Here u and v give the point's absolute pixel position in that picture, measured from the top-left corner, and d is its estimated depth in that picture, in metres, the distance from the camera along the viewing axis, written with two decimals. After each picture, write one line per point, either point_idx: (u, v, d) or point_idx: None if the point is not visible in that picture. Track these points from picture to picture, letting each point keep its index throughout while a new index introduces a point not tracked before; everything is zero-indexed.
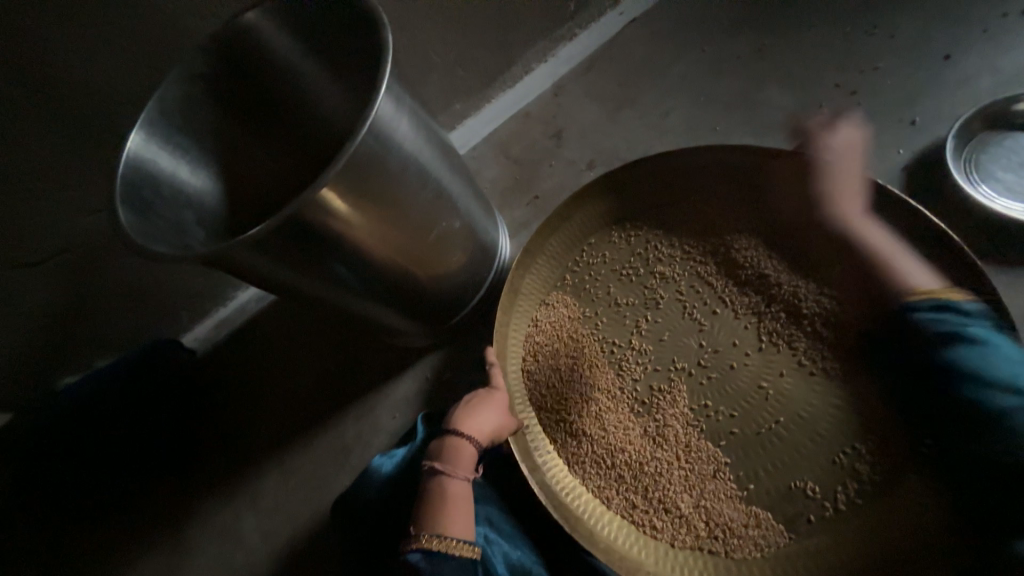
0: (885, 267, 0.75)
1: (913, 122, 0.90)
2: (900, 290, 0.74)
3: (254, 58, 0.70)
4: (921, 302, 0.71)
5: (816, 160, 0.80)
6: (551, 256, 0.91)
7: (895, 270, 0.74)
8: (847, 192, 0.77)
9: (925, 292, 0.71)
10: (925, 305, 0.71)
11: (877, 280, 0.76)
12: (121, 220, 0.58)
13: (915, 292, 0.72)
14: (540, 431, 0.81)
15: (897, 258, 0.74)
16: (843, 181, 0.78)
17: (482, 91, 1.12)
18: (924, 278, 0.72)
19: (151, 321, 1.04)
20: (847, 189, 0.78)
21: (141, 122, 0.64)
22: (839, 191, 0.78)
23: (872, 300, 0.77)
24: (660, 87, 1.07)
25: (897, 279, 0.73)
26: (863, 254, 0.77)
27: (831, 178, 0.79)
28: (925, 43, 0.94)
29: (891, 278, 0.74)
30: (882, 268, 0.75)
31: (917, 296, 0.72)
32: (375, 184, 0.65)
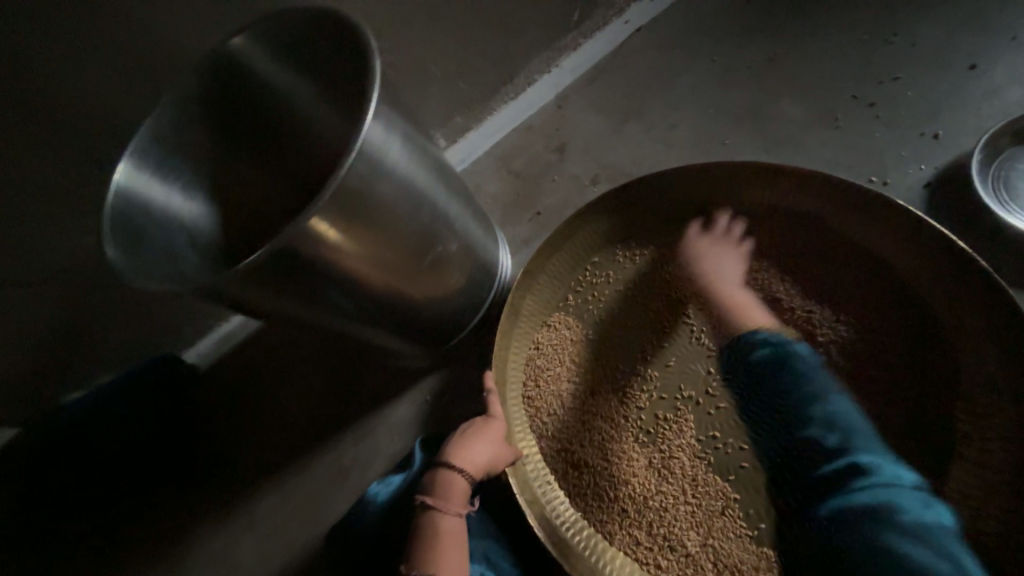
0: (739, 312, 0.78)
1: (936, 136, 0.85)
2: (740, 327, 0.77)
3: (245, 82, 0.68)
4: (749, 334, 0.76)
5: (697, 254, 0.82)
6: (553, 276, 0.88)
7: (747, 315, 0.77)
8: (713, 260, 0.81)
9: (768, 328, 0.76)
10: (762, 354, 0.73)
11: (725, 321, 0.78)
12: (109, 254, 0.57)
13: (766, 325, 0.76)
14: (540, 461, 0.77)
15: (752, 308, 0.78)
16: (729, 264, 0.81)
17: (483, 103, 1.09)
18: (766, 319, 0.77)
19: (150, 340, 1.03)
20: (731, 265, 0.81)
21: (130, 152, 0.63)
22: (709, 257, 0.81)
23: (720, 326, 0.79)
24: (667, 98, 1.03)
25: (751, 319, 0.77)
26: (719, 304, 0.79)
27: (713, 256, 0.81)
28: (949, 52, 0.89)
29: (741, 321, 0.77)
30: (735, 316, 0.78)
31: (766, 329, 0.75)
32: (367, 211, 0.62)
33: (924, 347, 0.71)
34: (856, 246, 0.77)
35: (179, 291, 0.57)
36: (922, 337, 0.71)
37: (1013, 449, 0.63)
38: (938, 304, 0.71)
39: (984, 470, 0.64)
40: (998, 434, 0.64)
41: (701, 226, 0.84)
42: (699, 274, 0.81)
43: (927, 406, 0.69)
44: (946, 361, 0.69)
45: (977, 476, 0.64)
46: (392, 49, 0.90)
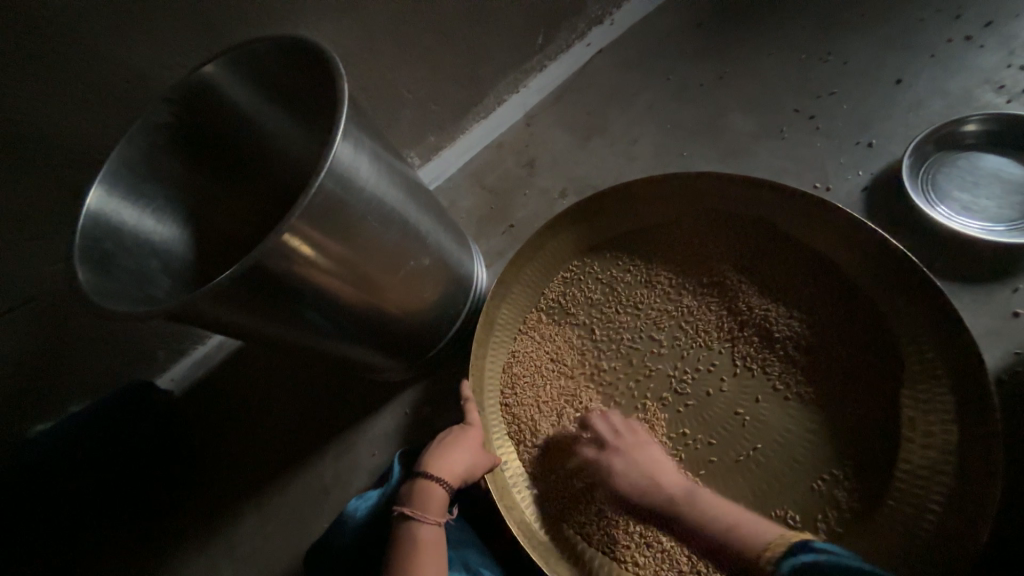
0: (734, 531, 0.63)
1: (870, 144, 0.92)
2: (750, 552, 0.60)
3: (217, 107, 0.70)
4: (776, 562, 0.56)
5: (626, 447, 0.76)
6: (526, 285, 0.91)
7: (740, 531, 0.62)
8: (643, 468, 0.73)
9: (773, 547, 0.58)
10: (789, 573, 0.54)
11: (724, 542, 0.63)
12: (80, 277, 0.57)
13: (770, 546, 0.58)
14: (519, 466, 0.80)
15: (739, 519, 0.64)
16: (650, 456, 0.75)
17: (454, 123, 1.13)
18: (771, 529, 0.61)
19: (122, 366, 1.02)
20: (665, 467, 0.74)
21: (102, 175, 0.64)
22: (631, 458, 0.74)
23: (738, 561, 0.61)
24: (629, 114, 1.09)
25: (753, 533, 0.61)
26: (705, 536, 0.66)
27: (636, 460, 0.74)
28: (877, 68, 0.98)
29: (737, 542, 0.62)
30: (713, 537, 0.65)
31: (773, 552, 0.57)
32: (339, 227, 0.64)
33: (871, 339, 0.76)
34: (805, 246, 0.83)
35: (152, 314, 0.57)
36: (869, 329, 0.76)
37: (953, 431, 0.67)
38: (881, 298, 0.76)
39: (928, 450, 0.68)
40: (939, 418, 0.69)
41: (602, 415, 0.80)
42: (637, 484, 0.73)
43: (876, 394, 0.73)
44: (889, 351, 0.74)
45: (922, 455, 0.68)
46: (364, 73, 0.94)
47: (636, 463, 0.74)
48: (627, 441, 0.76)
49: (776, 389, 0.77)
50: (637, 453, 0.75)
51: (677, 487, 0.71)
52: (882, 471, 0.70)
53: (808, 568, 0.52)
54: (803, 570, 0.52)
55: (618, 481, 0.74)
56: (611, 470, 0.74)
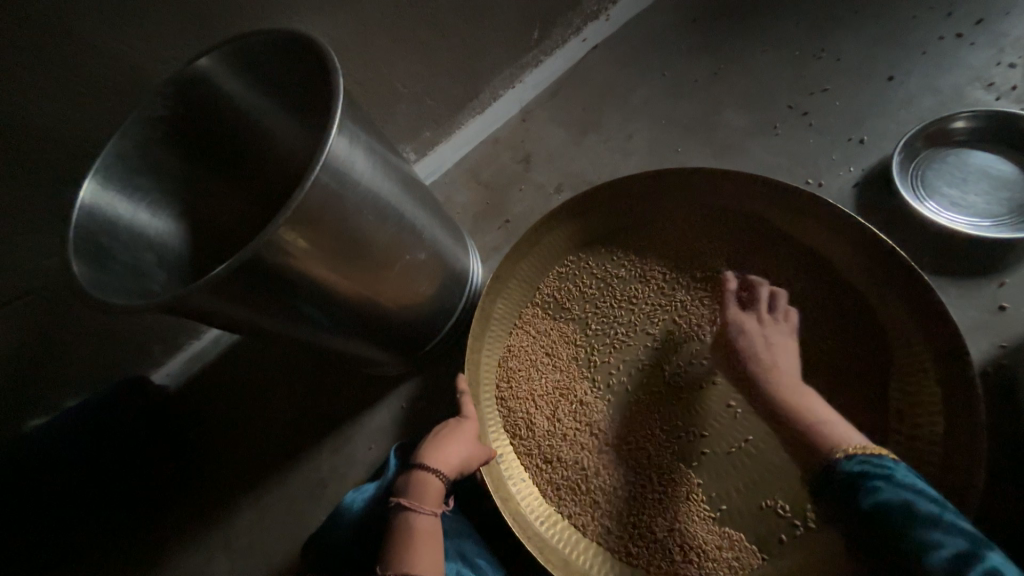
0: (813, 431, 0.65)
1: (862, 141, 0.93)
2: (825, 447, 0.63)
3: (211, 100, 0.70)
4: (848, 457, 0.60)
5: (765, 335, 0.75)
6: (522, 281, 0.92)
7: (826, 431, 0.64)
8: (777, 351, 0.73)
9: (857, 450, 0.61)
10: (852, 469, 0.58)
11: (797, 430, 0.66)
12: (74, 269, 0.57)
13: (853, 446, 0.62)
14: (515, 459, 0.81)
15: (830, 421, 0.65)
16: (785, 354, 0.73)
17: (451, 118, 1.13)
18: (853, 437, 0.63)
19: (117, 361, 1.01)
20: (788, 359, 0.73)
21: (96, 168, 0.63)
22: (762, 343, 0.74)
23: (799, 447, 0.65)
24: (624, 110, 1.09)
25: (833, 434, 0.64)
26: (784, 411, 0.68)
27: (769, 343, 0.74)
28: (870, 65, 0.99)
29: (814, 438, 0.64)
30: (795, 414, 0.67)
31: (854, 450, 0.61)
32: (335, 221, 0.64)
33: (861, 333, 0.77)
34: (797, 242, 0.83)
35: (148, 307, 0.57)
36: (859, 323, 0.78)
37: (940, 422, 0.69)
38: (870, 293, 0.78)
39: (915, 440, 0.70)
40: (926, 410, 0.70)
41: (741, 308, 0.79)
42: (766, 369, 0.72)
43: (865, 387, 0.75)
44: (878, 345, 0.76)
45: (909, 446, 0.70)
46: (360, 68, 0.93)
47: (773, 347, 0.74)
48: (773, 318, 0.77)
49: None
50: (780, 332, 0.75)
51: (795, 376, 0.71)
52: None
53: (879, 476, 0.56)
54: (868, 475, 0.57)
55: (745, 354, 0.74)
56: (763, 338, 0.75)
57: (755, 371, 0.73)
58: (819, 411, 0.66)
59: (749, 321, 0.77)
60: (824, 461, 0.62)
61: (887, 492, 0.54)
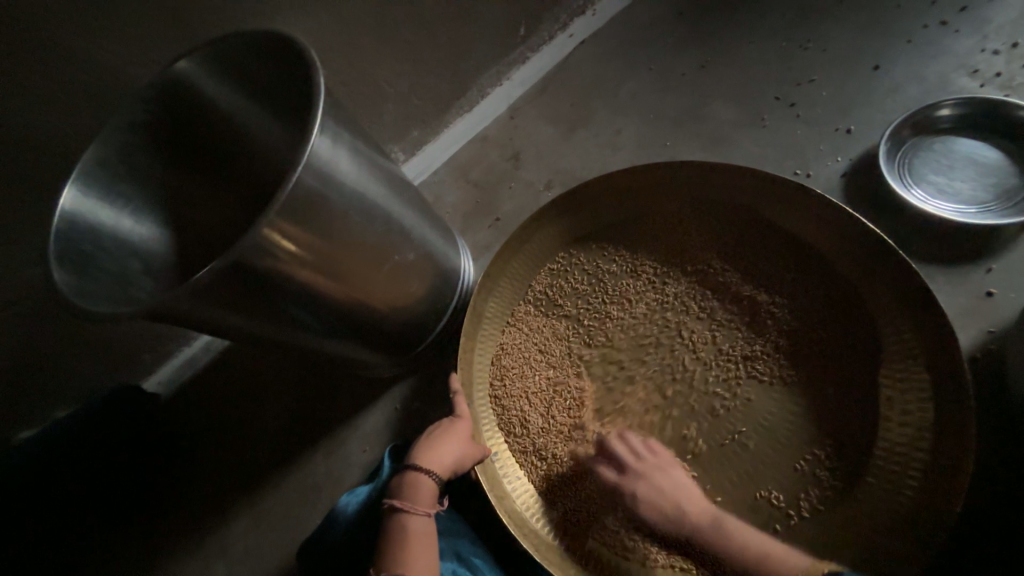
0: (767, 565, 0.63)
1: (849, 130, 0.93)
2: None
3: (193, 103, 0.69)
4: None
5: (647, 464, 0.74)
6: (512, 278, 0.91)
7: (780, 562, 0.63)
8: (669, 485, 0.72)
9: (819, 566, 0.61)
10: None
11: (742, 566, 0.65)
12: (57, 277, 0.56)
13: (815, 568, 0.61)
14: (509, 457, 0.81)
15: (765, 544, 0.65)
16: (670, 479, 0.73)
17: (438, 117, 1.12)
18: (803, 556, 0.63)
19: (106, 369, 1.00)
20: (674, 481, 0.72)
21: (76, 175, 0.63)
22: (655, 488, 0.72)
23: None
24: (612, 105, 1.09)
25: (792, 565, 0.62)
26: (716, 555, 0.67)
27: (655, 484, 0.72)
28: (855, 54, 0.99)
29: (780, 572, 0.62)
30: (727, 544, 0.66)
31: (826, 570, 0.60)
32: (320, 222, 0.64)
33: (852, 322, 0.77)
34: (786, 232, 0.84)
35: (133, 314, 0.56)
36: (850, 312, 0.78)
37: (928, 407, 0.69)
38: (860, 282, 0.78)
39: (906, 427, 0.70)
40: (915, 397, 0.70)
41: (622, 437, 0.77)
42: (662, 509, 0.71)
43: (856, 375, 0.75)
44: (868, 333, 0.76)
45: (900, 432, 0.70)
46: (344, 68, 0.92)
47: (659, 478, 0.73)
48: (650, 463, 0.74)
49: (759, 373, 0.79)
50: (658, 473, 0.73)
51: (705, 514, 0.69)
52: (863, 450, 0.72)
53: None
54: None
55: (647, 509, 0.71)
56: (648, 483, 0.73)
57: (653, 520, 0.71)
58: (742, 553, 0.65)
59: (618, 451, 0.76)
60: None
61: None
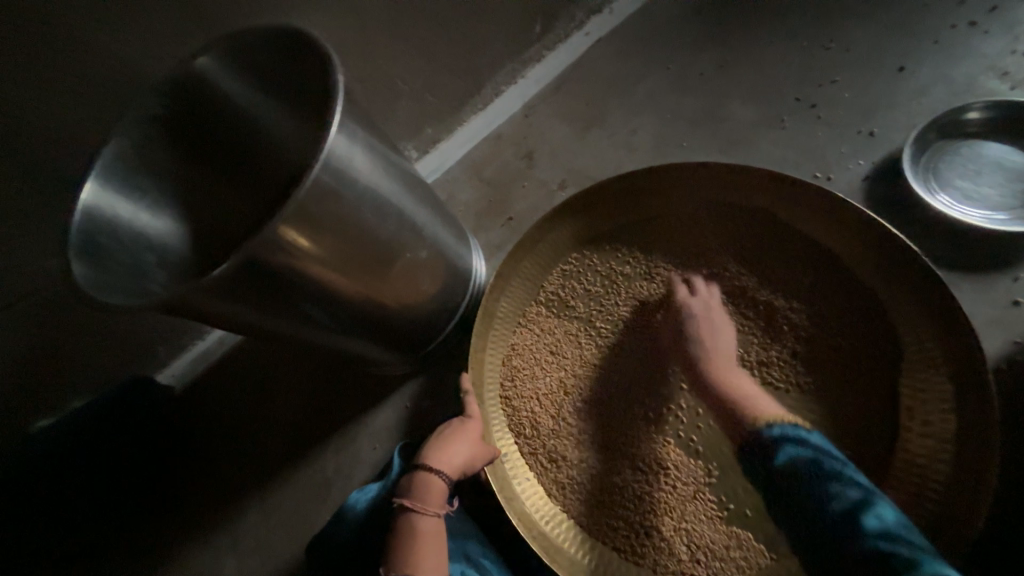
0: (740, 403, 0.70)
1: (871, 133, 0.91)
2: (748, 415, 0.68)
3: (210, 99, 0.70)
4: (769, 425, 0.65)
5: (711, 312, 0.80)
6: (524, 278, 0.91)
7: (750, 405, 0.69)
8: (717, 333, 0.78)
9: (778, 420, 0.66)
10: (774, 432, 0.64)
11: (723, 406, 0.71)
12: (77, 272, 0.57)
13: (772, 417, 0.67)
14: (519, 458, 0.81)
15: (756, 396, 0.71)
16: (726, 340, 0.78)
17: (452, 115, 1.12)
18: (775, 408, 0.69)
19: (122, 362, 1.02)
20: (725, 337, 0.78)
21: (96, 170, 0.63)
22: (707, 326, 0.78)
23: (726, 419, 0.70)
24: (628, 104, 1.08)
25: (758, 410, 0.68)
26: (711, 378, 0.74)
27: (711, 327, 0.78)
28: (879, 55, 0.97)
29: (743, 412, 0.68)
30: (728, 385, 0.72)
31: (778, 422, 0.66)
32: (335, 220, 0.63)
33: (871, 329, 0.76)
34: (805, 236, 0.82)
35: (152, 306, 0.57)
36: (870, 319, 0.76)
37: (952, 419, 0.67)
38: (881, 289, 0.76)
39: (927, 438, 0.68)
40: (937, 408, 0.69)
41: (704, 283, 0.83)
42: (705, 334, 0.78)
43: (875, 384, 0.73)
44: (887, 341, 0.74)
45: (920, 443, 0.69)
46: (360, 65, 0.92)
47: (711, 333, 0.78)
48: (715, 305, 0.81)
49: (774, 379, 0.77)
50: (720, 324, 0.79)
51: (727, 361, 0.76)
52: (882, 460, 0.70)
53: (788, 440, 0.63)
54: (782, 438, 0.63)
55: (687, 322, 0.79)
56: (698, 326, 0.78)
57: (691, 318, 0.79)
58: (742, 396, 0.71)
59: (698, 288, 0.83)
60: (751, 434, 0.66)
61: (799, 458, 0.61)
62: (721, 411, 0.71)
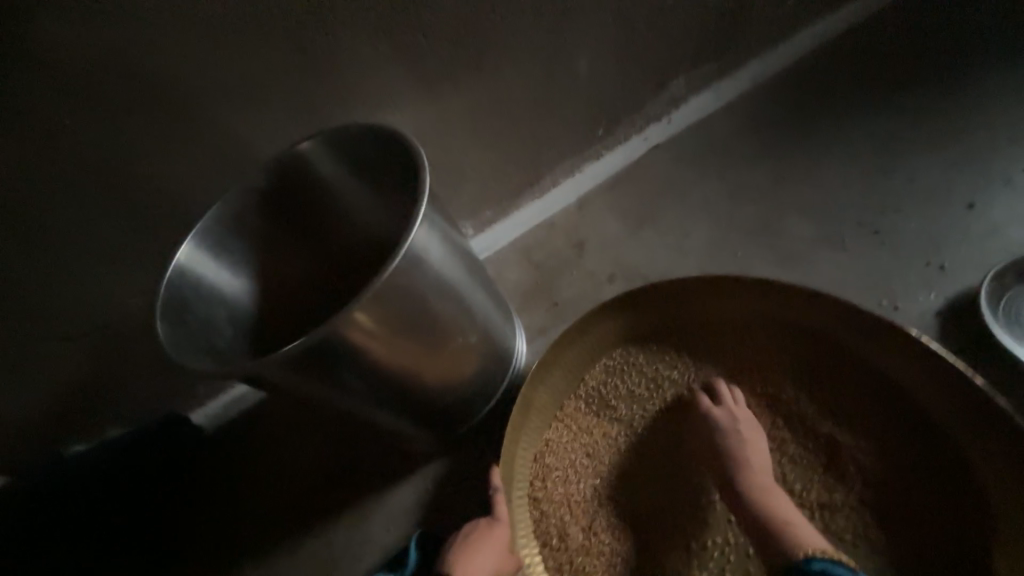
0: (784, 529, 0.65)
1: (942, 267, 0.88)
2: (790, 545, 0.64)
3: (304, 178, 0.77)
4: (809, 557, 0.62)
5: (739, 423, 0.76)
6: (566, 370, 0.88)
7: (795, 533, 0.65)
8: (752, 449, 0.74)
9: (817, 553, 0.62)
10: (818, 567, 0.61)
11: (760, 527, 0.67)
12: (159, 331, 0.61)
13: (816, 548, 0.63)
14: (543, 573, 0.74)
15: (797, 520, 0.67)
16: (756, 449, 0.74)
17: (511, 200, 1.19)
18: (818, 539, 0.65)
19: (162, 397, 1.05)
20: (759, 453, 0.74)
21: (194, 233, 0.69)
22: (743, 439, 0.75)
23: (764, 545, 0.66)
24: (683, 208, 1.11)
25: (797, 538, 0.64)
26: (748, 496, 0.70)
27: (744, 443, 0.74)
28: (946, 191, 0.96)
29: (783, 536, 0.65)
30: (767, 506, 0.68)
31: (817, 553, 0.62)
32: (400, 302, 0.66)
33: (953, 487, 0.68)
34: (874, 368, 0.77)
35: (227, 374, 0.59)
36: (949, 473, 0.69)
37: None
38: (969, 443, 0.68)
39: None
40: None
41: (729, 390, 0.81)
42: (734, 444, 0.74)
43: (956, 553, 0.65)
44: (970, 503, 0.67)
45: None
46: (435, 152, 1.01)
47: (744, 449, 0.74)
48: (745, 418, 0.77)
49: (835, 527, 0.70)
50: (752, 439, 0.75)
51: (766, 479, 0.72)
52: None
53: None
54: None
55: (712, 433, 0.77)
56: (729, 440, 0.75)
57: (718, 429, 0.76)
58: (783, 516, 0.67)
59: (726, 396, 0.80)
60: (789, 561, 0.62)
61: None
62: (758, 533, 0.67)
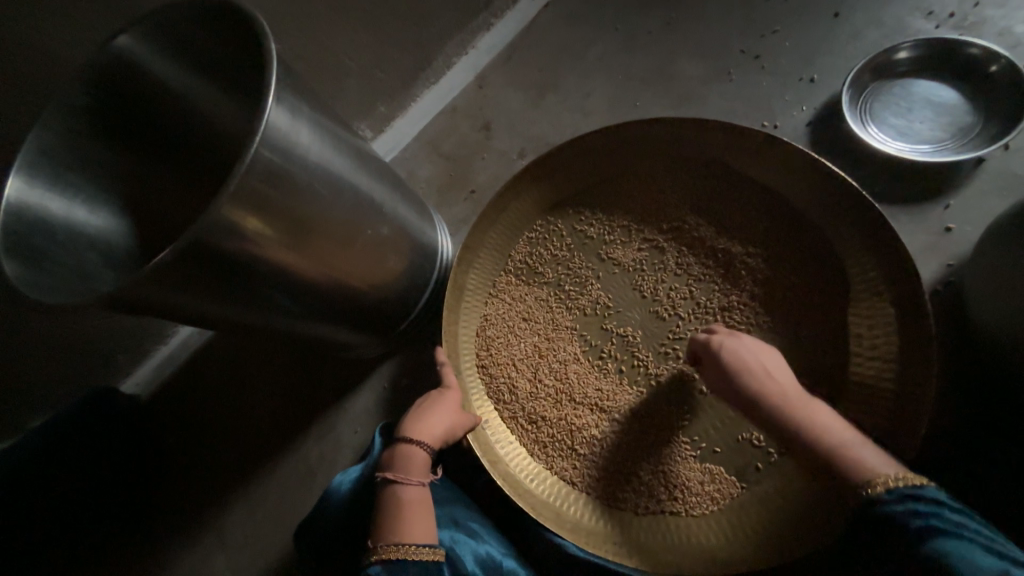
0: (841, 459, 0.59)
1: (813, 80, 0.94)
2: (850, 477, 0.57)
3: (136, 80, 0.66)
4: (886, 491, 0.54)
5: (737, 342, 0.71)
6: (490, 248, 0.90)
7: (855, 459, 0.58)
8: (767, 366, 0.68)
9: (896, 480, 0.55)
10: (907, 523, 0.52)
11: (805, 454, 0.61)
12: (6, 270, 0.54)
13: (885, 477, 0.55)
14: (499, 423, 0.82)
15: (846, 439, 0.60)
16: (775, 366, 0.68)
17: (404, 90, 1.09)
18: (885, 464, 0.57)
19: (79, 374, 0.97)
20: (780, 368, 0.68)
21: (19, 164, 0.59)
22: (752, 355, 0.69)
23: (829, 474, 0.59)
24: (581, 67, 1.08)
25: (861, 466, 0.57)
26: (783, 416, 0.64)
27: (754, 360, 0.68)
28: (817, 3, 0.99)
29: (841, 463, 0.58)
30: (816, 438, 0.61)
31: (887, 483, 0.55)
32: (284, 197, 0.61)
33: (821, 265, 0.80)
34: (759, 184, 0.85)
35: (103, 301, 0.55)
36: (819, 256, 0.80)
37: (894, 340, 0.72)
38: (830, 228, 0.80)
39: (873, 361, 0.73)
40: (884, 332, 0.73)
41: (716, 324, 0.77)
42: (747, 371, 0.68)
43: (828, 318, 0.78)
44: (835, 275, 0.79)
45: (871, 366, 0.73)
46: (298, 39, 0.88)
47: (758, 365, 0.68)
48: (746, 334, 0.72)
49: (736, 322, 0.81)
50: (762, 353, 0.70)
51: (792, 391, 0.66)
52: (838, 381, 0.75)
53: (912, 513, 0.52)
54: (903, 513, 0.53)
55: (715, 355, 0.70)
56: (737, 355, 0.69)
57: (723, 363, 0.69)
58: (836, 444, 0.60)
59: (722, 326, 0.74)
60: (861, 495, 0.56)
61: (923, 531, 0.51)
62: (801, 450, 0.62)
